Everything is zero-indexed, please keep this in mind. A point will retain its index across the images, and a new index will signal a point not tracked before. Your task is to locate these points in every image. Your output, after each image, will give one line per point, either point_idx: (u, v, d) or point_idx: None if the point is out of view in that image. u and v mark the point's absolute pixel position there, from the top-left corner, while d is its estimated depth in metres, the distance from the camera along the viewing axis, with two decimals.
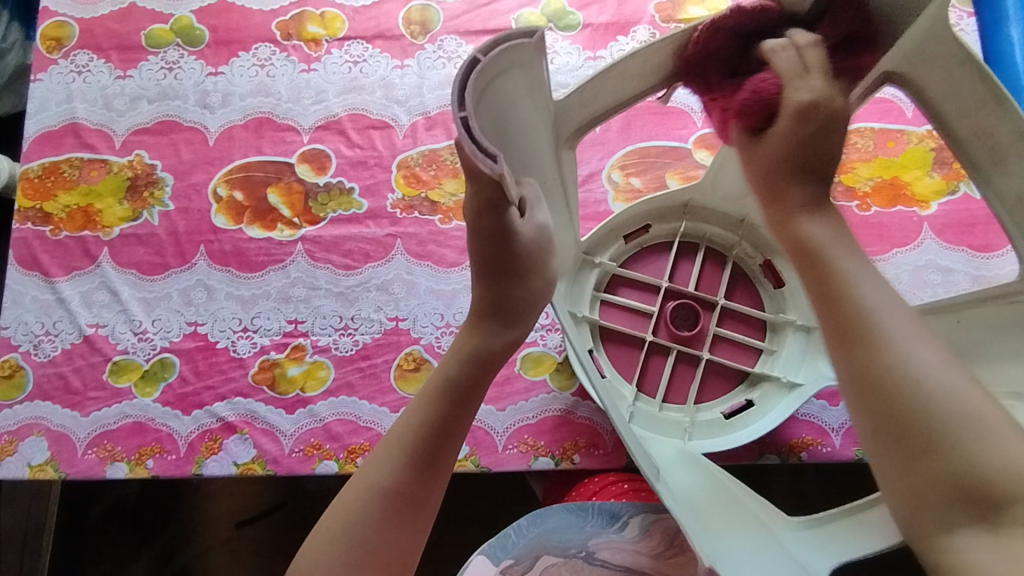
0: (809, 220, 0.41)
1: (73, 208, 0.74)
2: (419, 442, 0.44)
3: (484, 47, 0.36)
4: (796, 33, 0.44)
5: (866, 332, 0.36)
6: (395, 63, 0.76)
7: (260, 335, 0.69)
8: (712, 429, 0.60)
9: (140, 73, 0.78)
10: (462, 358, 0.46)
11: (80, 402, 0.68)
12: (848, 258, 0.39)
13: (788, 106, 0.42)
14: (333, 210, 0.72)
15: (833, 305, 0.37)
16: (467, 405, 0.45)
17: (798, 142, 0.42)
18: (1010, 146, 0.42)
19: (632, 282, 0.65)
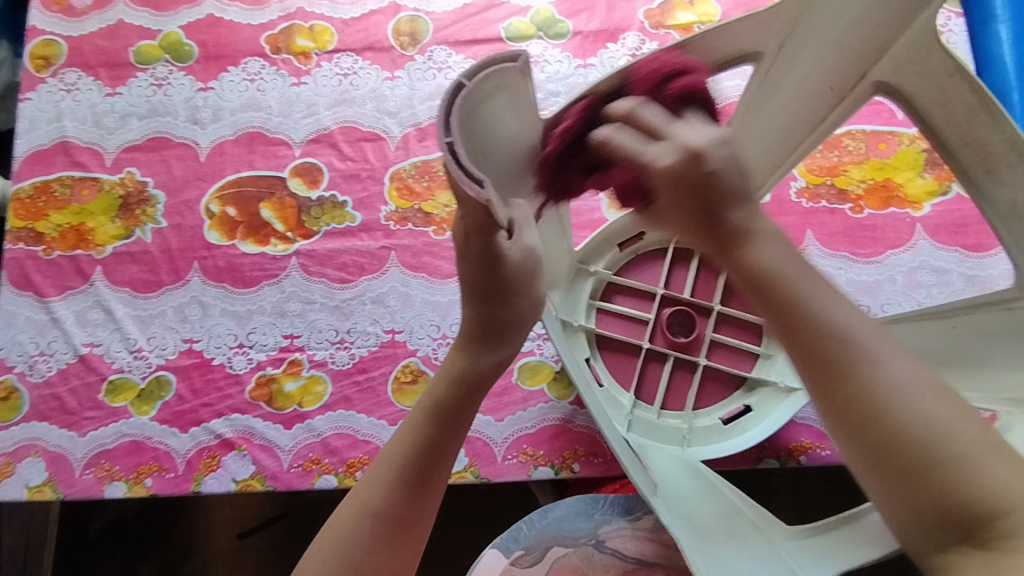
0: (754, 243, 0.34)
1: (65, 227, 0.74)
2: (409, 463, 0.44)
3: (468, 72, 0.36)
4: (616, 109, 0.40)
5: (836, 360, 0.31)
6: (386, 75, 0.76)
7: (256, 351, 0.69)
8: (711, 435, 0.60)
9: (130, 90, 0.78)
10: (452, 379, 0.46)
11: (77, 422, 0.68)
12: (803, 278, 0.32)
13: (657, 173, 0.35)
14: (327, 224, 0.72)
15: (799, 333, 0.32)
16: (456, 427, 0.45)
17: (692, 202, 0.34)
18: (1001, 157, 0.42)
19: (628, 289, 0.65)
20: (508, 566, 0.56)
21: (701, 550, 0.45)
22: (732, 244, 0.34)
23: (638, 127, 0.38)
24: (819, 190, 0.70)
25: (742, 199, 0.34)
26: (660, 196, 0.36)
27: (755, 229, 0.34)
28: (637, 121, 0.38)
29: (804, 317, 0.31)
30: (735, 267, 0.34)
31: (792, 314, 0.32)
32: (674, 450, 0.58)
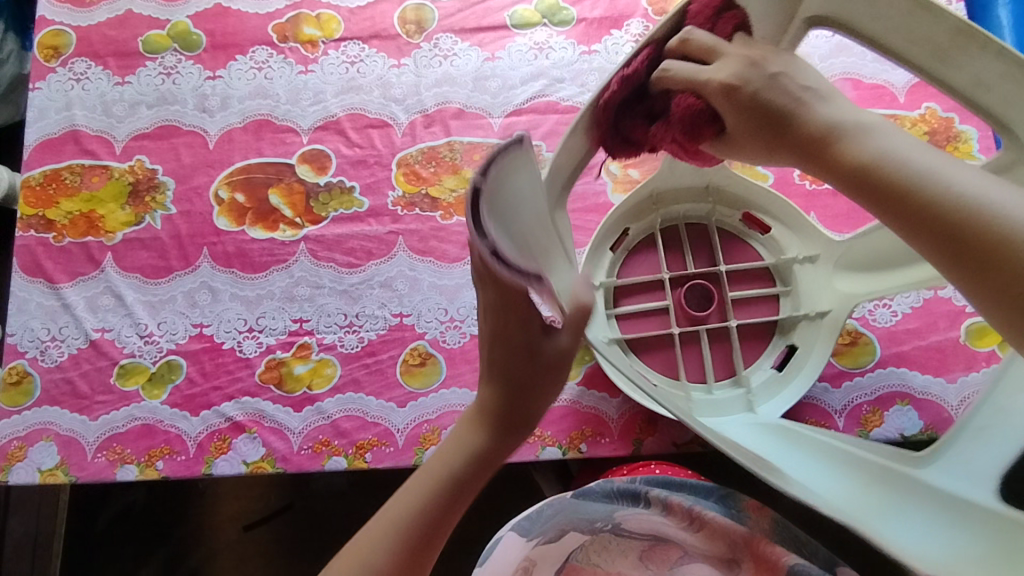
0: (850, 140, 0.37)
1: (76, 214, 0.75)
2: (414, 529, 0.44)
3: (481, 167, 0.36)
4: (672, 43, 0.46)
5: (959, 220, 0.32)
6: (392, 63, 0.77)
7: (266, 335, 0.70)
8: (770, 387, 0.61)
9: (139, 79, 0.79)
10: (467, 455, 0.45)
11: (88, 406, 0.69)
12: (918, 156, 0.35)
13: (716, 91, 0.43)
14: (335, 209, 0.73)
15: (910, 208, 0.34)
16: (462, 500, 0.45)
17: (764, 109, 0.41)
18: (949, 43, 0.42)
19: (633, 288, 0.66)
20: (526, 546, 0.57)
21: (867, 516, 0.43)
22: (829, 141, 0.38)
23: (695, 58, 0.45)
24: None
25: (824, 100, 0.40)
26: (735, 113, 0.43)
27: (848, 122, 0.38)
28: (691, 46, 0.45)
29: (910, 189, 0.34)
30: (834, 162, 0.38)
31: (903, 193, 0.34)
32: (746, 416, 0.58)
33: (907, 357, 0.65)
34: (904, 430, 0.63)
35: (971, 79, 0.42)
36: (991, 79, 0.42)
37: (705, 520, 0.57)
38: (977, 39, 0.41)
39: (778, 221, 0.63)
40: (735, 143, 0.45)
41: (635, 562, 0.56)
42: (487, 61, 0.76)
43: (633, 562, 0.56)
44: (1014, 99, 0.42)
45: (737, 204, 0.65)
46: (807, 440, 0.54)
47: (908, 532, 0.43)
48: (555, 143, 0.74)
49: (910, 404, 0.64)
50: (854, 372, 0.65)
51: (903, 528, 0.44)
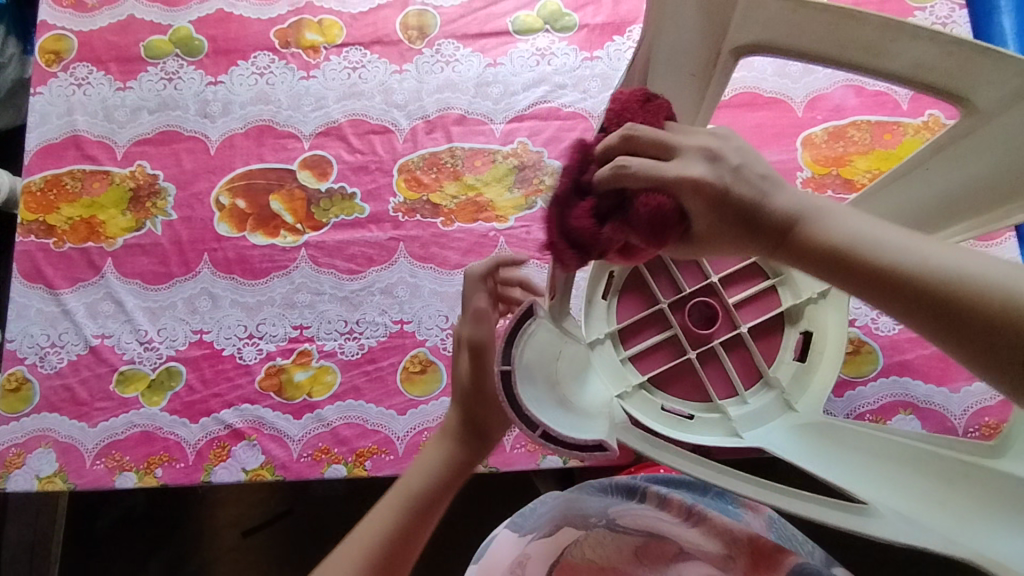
0: (823, 225, 0.35)
1: (76, 219, 0.75)
2: (383, 548, 0.48)
3: (501, 357, 0.41)
4: (616, 143, 0.39)
5: (959, 294, 0.31)
6: (394, 68, 0.77)
7: (266, 342, 0.70)
8: (800, 380, 0.61)
9: (140, 84, 0.79)
10: (425, 472, 0.51)
11: (88, 413, 0.69)
12: (887, 237, 0.33)
13: (681, 191, 0.37)
14: (336, 215, 0.73)
15: (903, 291, 0.32)
16: (427, 518, 0.50)
17: (728, 202, 0.36)
18: (881, 37, 0.42)
19: (633, 328, 0.64)
20: (519, 540, 0.56)
21: (949, 530, 0.40)
22: (792, 232, 0.35)
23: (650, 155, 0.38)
24: (825, 180, 0.70)
25: (778, 186, 0.37)
26: (701, 212, 0.37)
27: (808, 209, 0.36)
28: (640, 143, 0.38)
29: (895, 269, 0.32)
30: (807, 252, 0.35)
31: (891, 275, 0.32)
32: (789, 419, 0.58)
33: (910, 366, 0.64)
34: None
35: (911, 63, 0.43)
36: (930, 59, 0.42)
37: (703, 516, 0.56)
38: (908, 30, 0.42)
39: None
40: (703, 243, 0.39)
41: (631, 558, 0.53)
42: (489, 67, 0.76)
43: (628, 558, 0.53)
44: (957, 72, 0.42)
45: None
46: (858, 436, 0.50)
47: (990, 532, 0.40)
48: (556, 149, 0.73)
49: (914, 414, 0.63)
50: (857, 381, 0.65)
51: (994, 533, 0.40)
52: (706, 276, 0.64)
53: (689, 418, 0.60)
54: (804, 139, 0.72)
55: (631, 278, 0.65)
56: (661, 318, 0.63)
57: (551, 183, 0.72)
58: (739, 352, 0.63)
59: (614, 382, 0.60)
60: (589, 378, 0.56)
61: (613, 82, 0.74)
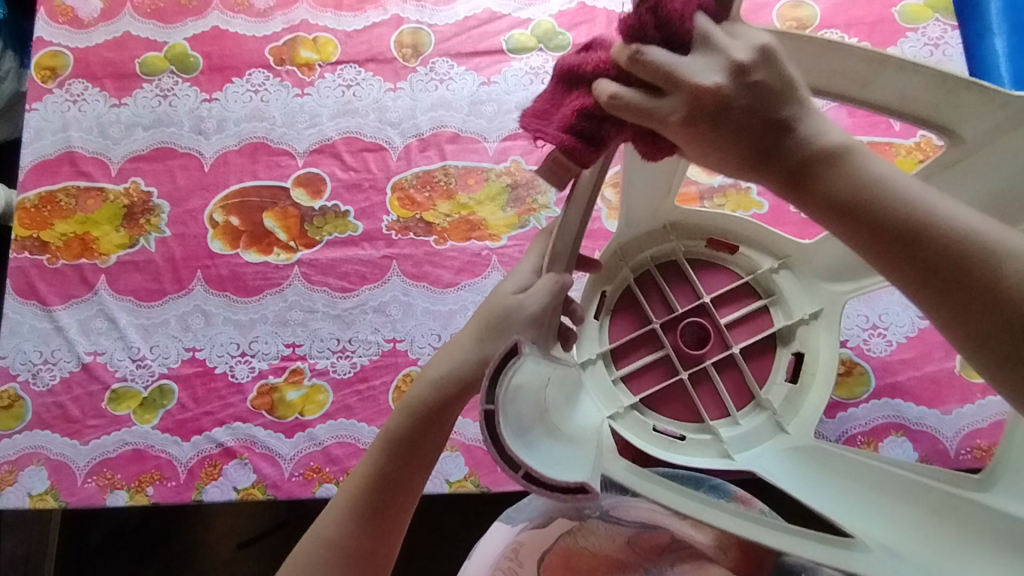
0: (837, 165, 0.36)
1: (70, 236, 0.75)
2: (368, 489, 0.47)
3: (488, 394, 0.35)
4: (620, 58, 0.37)
5: (961, 256, 0.33)
6: (388, 86, 0.77)
7: (258, 360, 0.70)
8: (792, 401, 0.60)
9: (136, 101, 0.79)
10: (405, 409, 0.48)
11: (79, 431, 0.69)
12: (906, 190, 0.34)
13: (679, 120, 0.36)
14: (329, 233, 0.73)
15: (908, 248, 0.34)
16: (410, 458, 0.47)
17: (737, 132, 0.36)
18: (866, 70, 0.42)
19: (625, 349, 0.63)
20: (513, 535, 0.57)
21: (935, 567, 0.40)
22: (809, 169, 0.36)
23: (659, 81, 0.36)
24: None
25: (807, 117, 0.37)
26: (696, 142, 0.37)
27: (833, 147, 0.36)
28: (645, 65, 0.36)
29: (907, 225, 0.34)
30: (820, 193, 0.36)
31: (902, 230, 0.34)
32: (779, 441, 0.58)
33: (902, 388, 0.64)
34: None
35: (897, 94, 0.43)
36: (914, 92, 0.42)
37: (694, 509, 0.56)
38: (892, 62, 0.41)
39: (742, 237, 0.64)
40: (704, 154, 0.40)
41: (623, 545, 0.53)
42: (483, 85, 0.77)
43: (620, 546, 0.53)
44: (946, 105, 0.43)
45: (699, 233, 0.64)
46: (847, 463, 0.51)
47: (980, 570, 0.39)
48: None
49: (905, 436, 0.63)
50: (848, 403, 0.65)
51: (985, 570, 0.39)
52: (697, 296, 0.64)
53: (680, 439, 0.61)
54: None
55: (624, 298, 0.65)
56: (652, 337, 0.63)
57: (544, 202, 0.72)
58: (731, 372, 0.63)
59: (605, 404, 0.60)
60: (577, 406, 0.54)
61: None
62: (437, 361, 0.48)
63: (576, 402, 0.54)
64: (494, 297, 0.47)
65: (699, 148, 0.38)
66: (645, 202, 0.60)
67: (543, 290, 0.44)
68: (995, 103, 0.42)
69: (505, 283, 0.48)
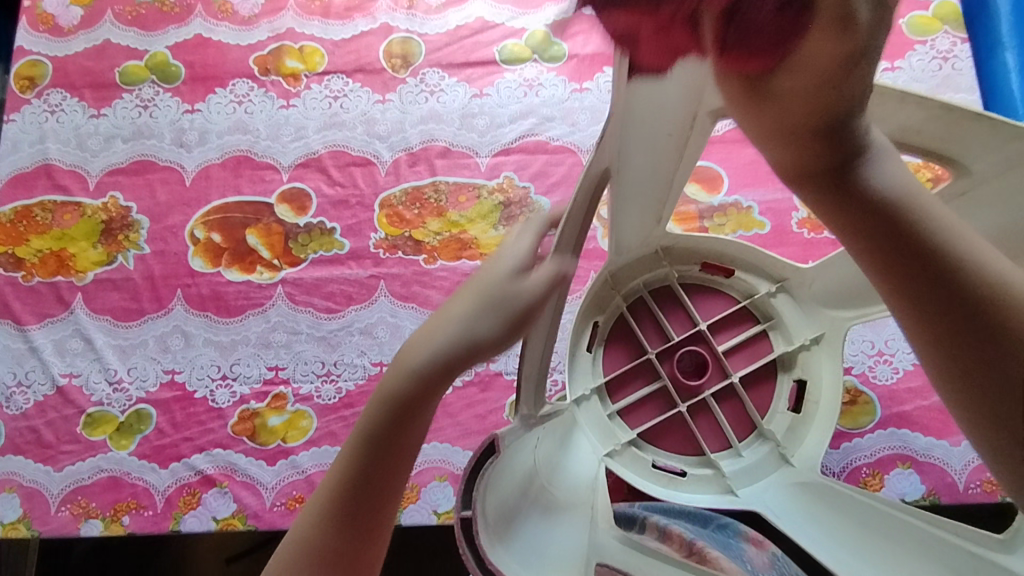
0: (873, 168, 0.36)
1: (45, 252, 0.72)
2: (344, 497, 0.38)
3: (461, 502, 0.36)
4: None
5: (969, 294, 0.32)
6: (377, 98, 0.75)
7: (240, 383, 0.67)
8: (796, 432, 0.58)
9: (115, 111, 0.76)
10: (380, 400, 0.39)
11: (53, 456, 0.66)
12: (933, 214, 0.35)
13: (824, 15, 0.27)
14: (314, 251, 0.70)
15: (924, 277, 0.34)
16: (390, 457, 0.38)
17: (819, 88, 0.31)
18: (866, 102, 0.41)
19: (620, 380, 0.61)
20: None
21: None
22: (853, 164, 0.36)
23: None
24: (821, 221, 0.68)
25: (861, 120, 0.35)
26: (788, 82, 0.31)
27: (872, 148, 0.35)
28: None
29: (924, 249, 0.34)
30: (850, 188, 0.36)
31: (917, 256, 0.34)
32: (784, 474, 0.55)
33: (909, 418, 0.62)
34: (905, 496, 0.60)
35: (899, 125, 0.41)
36: (918, 123, 0.41)
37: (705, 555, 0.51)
38: (892, 94, 0.40)
39: (738, 259, 0.61)
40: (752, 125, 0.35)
41: None
42: (475, 97, 0.74)
43: None
44: (946, 136, 0.41)
45: (694, 256, 0.61)
46: (861, 507, 0.48)
47: None
48: (543, 185, 0.71)
49: (912, 467, 0.61)
50: (853, 433, 0.62)
51: None
52: (694, 323, 0.62)
53: (681, 475, 0.58)
54: None
55: (618, 327, 0.62)
56: (647, 368, 0.61)
57: None
58: (731, 402, 0.61)
59: (602, 441, 0.57)
60: (572, 451, 0.51)
61: (602, 115, 0.72)
62: (416, 347, 0.40)
63: (569, 446, 0.51)
64: (482, 284, 0.41)
65: (757, 125, 0.35)
66: (637, 229, 0.57)
67: (538, 279, 0.41)
68: (1002, 136, 0.39)
69: (491, 267, 0.43)
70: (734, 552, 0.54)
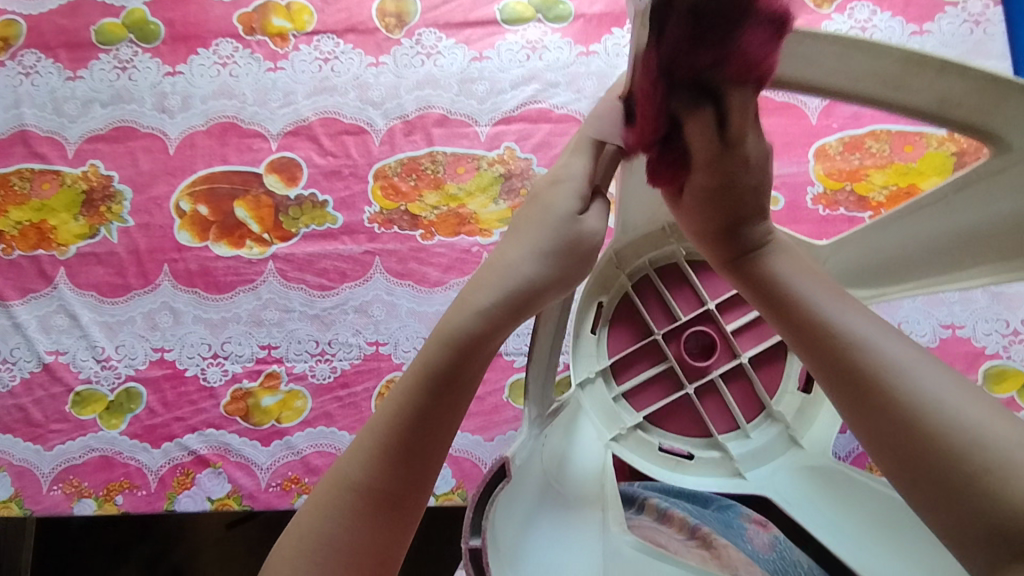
0: (770, 258, 0.40)
1: (25, 224, 0.69)
2: (399, 431, 0.34)
3: (471, 529, 0.36)
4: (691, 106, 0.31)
5: (847, 356, 0.33)
6: (369, 61, 0.70)
7: (231, 362, 0.65)
8: (807, 413, 0.55)
9: (92, 73, 0.72)
10: (443, 339, 0.35)
11: (42, 435, 0.64)
12: (822, 295, 0.36)
13: (697, 163, 0.35)
14: (306, 225, 0.67)
15: (809, 344, 0.35)
16: (449, 399, 0.35)
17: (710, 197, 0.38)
18: (903, 72, 0.37)
19: (624, 362, 0.59)
20: None
21: None
22: (751, 260, 0.40)
23: (728, 125, 0.32)
24: (837, 196, 0.65)
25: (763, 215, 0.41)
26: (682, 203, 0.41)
27: (773, 242, 0.41)
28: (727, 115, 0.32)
29: (808, 322, 0.35)
30: (753, 276, 0.40)
31: (807, 328, 0.35)
32: (794, 457, 0.53)
33: None
34: None
35: (937, 98, 0.38)
36: (958, 95, 0.37)
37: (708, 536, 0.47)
38: (934, 63, 0.36)
39: None
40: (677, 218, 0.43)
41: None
42: (474, 61, 0.70)
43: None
44: (986, 110, 0.37)
45: None
46: (888, 505, 0.46)
47: None
48: (546, 157, 0.67)
49: None
50: None
51: None
52: (701, 302, 0.59)
53: (688, 458, 0.57)
54: (817, 149, 0.67)
55: (621, 308, 0.60)
56: (652, 349, 0.60)
57: None
58: (739, 382, 0.59)
59: (607, 425, 0.56)
60: (578, 442, 0.49)
61: (609, 81, 0.68)
62: (482, 285, 0.37)
63: (575, 433, 0.50)
64: (543, 221, 0.38)
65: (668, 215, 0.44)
66: (644, 204, 0.53)
67: (600, 216, 0.39)
68: None
69: (551, 198, 0.39)
70: (735, 533, 0.49)
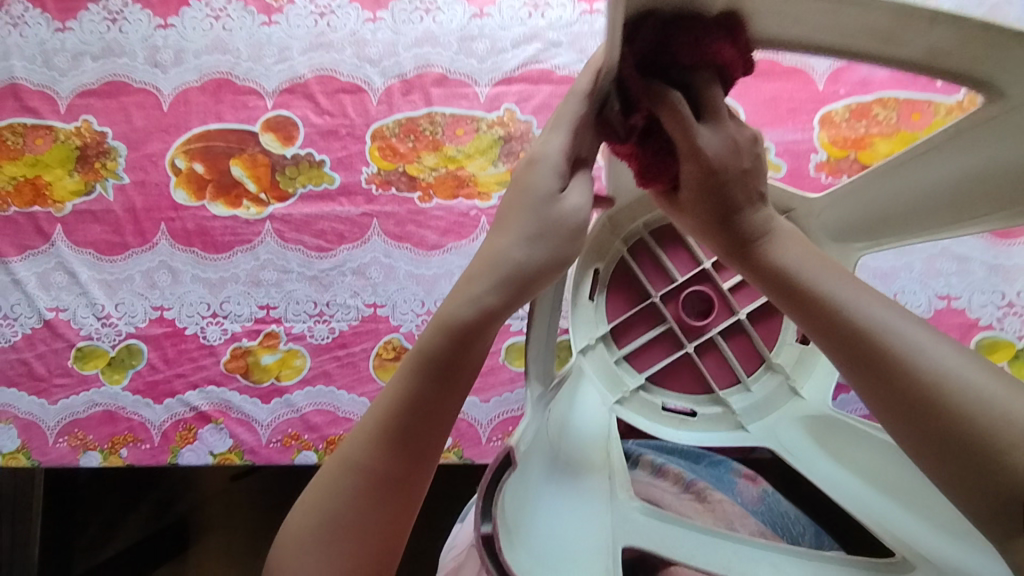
0: (774, 246, 0.38)
1: (20, 180, 0.68)
2: (399, 416, 0.35)
3: (482, 515, 0.34)
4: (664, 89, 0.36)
5: (864, 337, 0.32)
6: (367, 16, 0.69)
7: (230, 321, 0.66)
8: (807, 363, 0.54)
9: (81, 25, 0.70)
10: (439, 326, 0.36)
11: (47, 389, 0.65)
12: (831, 278, 0.35)
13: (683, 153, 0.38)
14: (303, 185, 0.67)
15: (823, 326, 0.34)
16: (449, 382, 0.36)
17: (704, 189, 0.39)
18: (894, 24, 0.35)
19: (625, 326, 0.60)
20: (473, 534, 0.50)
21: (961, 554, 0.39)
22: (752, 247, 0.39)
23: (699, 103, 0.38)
24: (840, 164, 0.65)
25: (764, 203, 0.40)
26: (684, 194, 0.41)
27: (777, 232, 0.39)
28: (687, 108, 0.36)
29: (820, 304, 0.35)
30: (758, 264, 0.38)
31: (821, 312, 0.34)
32: (794, 408, 0.53)
33: None
34: None
35: (929, 50, 0.36)
36: (949, 46, 0.36)
37: (699, 491, 0.50)
38: (925, 15, 0.34)
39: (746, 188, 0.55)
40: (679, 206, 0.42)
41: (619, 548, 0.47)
42: (474, 18, 0.68)
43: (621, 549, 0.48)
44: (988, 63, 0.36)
45: None
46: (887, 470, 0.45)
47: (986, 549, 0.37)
48: (546, 119, 0.66)
49: None
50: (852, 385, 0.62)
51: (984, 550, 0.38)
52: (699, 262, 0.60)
53: (691, 415, 0.57)
54: (822, 116, 0.66)
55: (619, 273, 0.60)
56: (652, 312, 0.61)
57: None
58: (739, 338, 0.59)
59: (610, 390, 0.55)
60: (579, 413, 0.50)
61: None
62: (477, 274, 0.37)
63: (575, 405, 0.50)
64: (535, 205, 0.37)
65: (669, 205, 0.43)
66: None
67: (583, 193, 0.39)
68: None
69: (545, 178, 0.38)
70: (726, 486, 0.52)
